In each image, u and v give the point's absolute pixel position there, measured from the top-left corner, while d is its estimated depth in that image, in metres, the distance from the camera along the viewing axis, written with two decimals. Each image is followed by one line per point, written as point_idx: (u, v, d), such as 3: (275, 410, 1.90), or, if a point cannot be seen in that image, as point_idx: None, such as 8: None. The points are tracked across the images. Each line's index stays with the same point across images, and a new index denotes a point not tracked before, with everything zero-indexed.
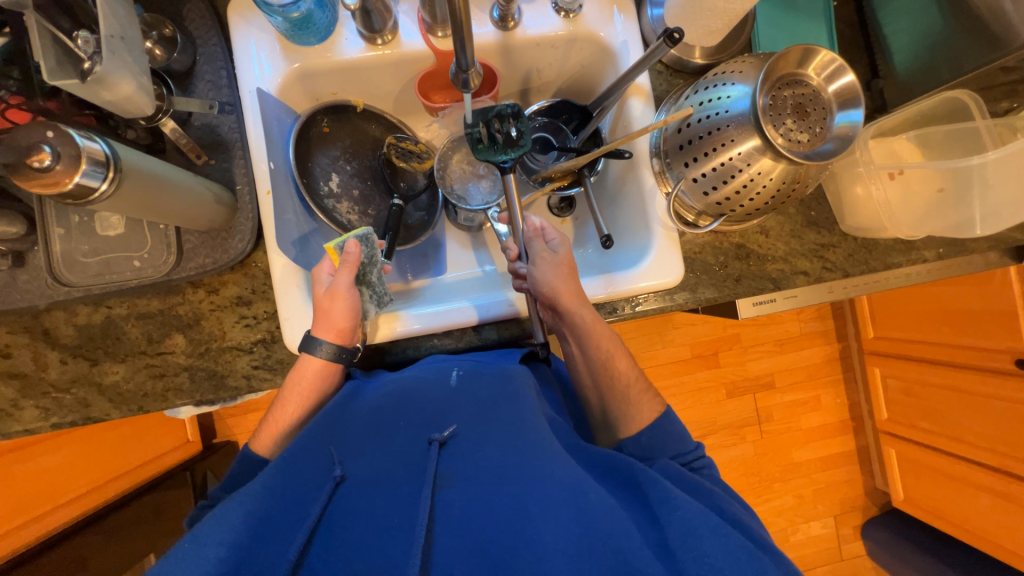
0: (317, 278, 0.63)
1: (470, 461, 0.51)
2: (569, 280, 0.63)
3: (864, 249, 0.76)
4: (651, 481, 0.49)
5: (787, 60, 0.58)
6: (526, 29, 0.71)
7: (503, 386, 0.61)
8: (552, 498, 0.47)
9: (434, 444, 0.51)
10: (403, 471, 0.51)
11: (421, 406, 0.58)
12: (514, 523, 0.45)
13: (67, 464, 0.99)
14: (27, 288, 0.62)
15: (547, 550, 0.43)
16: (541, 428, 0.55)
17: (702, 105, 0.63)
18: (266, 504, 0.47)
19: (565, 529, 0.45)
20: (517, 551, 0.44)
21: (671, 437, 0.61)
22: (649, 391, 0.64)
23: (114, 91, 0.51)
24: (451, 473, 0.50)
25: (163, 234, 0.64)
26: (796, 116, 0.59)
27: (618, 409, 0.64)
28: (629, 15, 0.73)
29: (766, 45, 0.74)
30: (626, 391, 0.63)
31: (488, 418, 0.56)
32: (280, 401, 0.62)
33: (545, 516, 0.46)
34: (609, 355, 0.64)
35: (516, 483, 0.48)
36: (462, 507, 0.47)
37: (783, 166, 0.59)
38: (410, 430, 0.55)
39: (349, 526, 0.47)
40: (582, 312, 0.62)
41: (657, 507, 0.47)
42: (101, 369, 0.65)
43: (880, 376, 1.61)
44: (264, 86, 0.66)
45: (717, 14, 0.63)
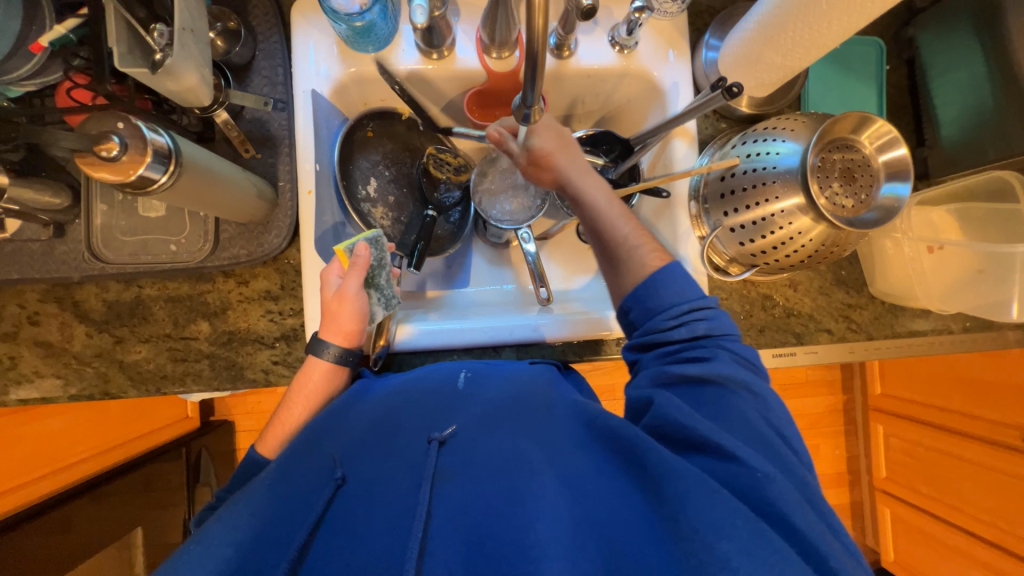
0: (325, 283, 0.63)
1: (472, 459, 0.50)
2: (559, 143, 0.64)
3: (889, 314, 0.76)
4: (650, 453, 0.46)
5: (843, 124, 0.58)
6: (580, 59, 0.72)
7: (510, 393, 0.59)
8: (547, 490, 0.47)
9: (432, 443, 0.50)
10: (403, 468, 0.50)
11: (425, 405, 0.57)
12: (509, 513, 0.45)
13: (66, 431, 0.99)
14: (64, 260, 0.63)
15: (541, 538, 0.43)
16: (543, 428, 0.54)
17: (749, 158, 0.63)
18: (266, 504, 0.48)
19: (563, 520, 0.45)
20: (511, 542, 0.43)
21: (670, 286, 0.56)
22: (653, 243, 0.60)
23: (179, 82, 0.52)
24: (449, 467, 0.49)
25: (202, 222, 0.65)
26: (843, 180, 0.59)
27: (620, 264, 0.61)
28: (682, 56, 0.74)
29: (814, 101, 0.75)
30: (619, 246, 0.61)
31: (493, 415, 0.55)
32: (288, 399, 0.62)
33: (541, 506, 0.45)
34: (604, 214, 0.62)
35: (514, 477, 0.48)
36: (457, 502, 0.47)
37: (823, 228, 0.59)
38: (410, 430, 0.54)
39: (345, 523, 0.46)
40: (572, 168, 0.63)
41: (656, 485, 0.45)
42: (124, 347, 0.66)
43: (882, 434, 1.60)
44: (318, 88, 0.67)
45: (774, 68, 0.64)
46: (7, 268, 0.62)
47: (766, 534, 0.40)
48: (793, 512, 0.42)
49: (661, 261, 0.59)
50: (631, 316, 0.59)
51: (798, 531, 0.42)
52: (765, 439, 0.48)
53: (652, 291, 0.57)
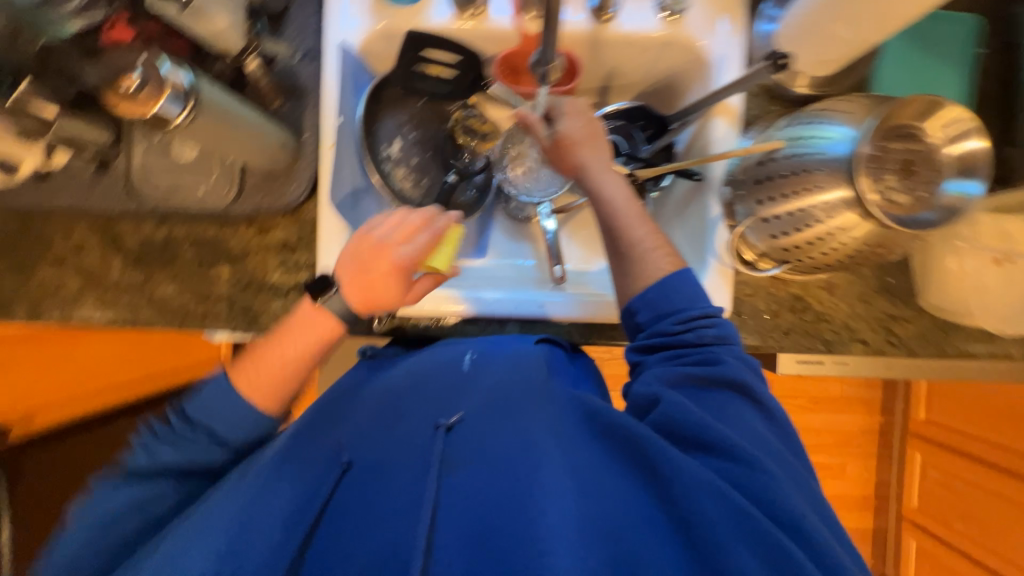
0: (391, 248, 0.54)
1: (478, 447, 0.50)
2: (586, 129, 0.61)
3: (939, 331, 0.68)
4: (658, 452, 0.46)
5: (908, 109, 0.51)
6: (621, 24, 0.67)
7: (516, 373, 0.56)
8: (553, 482, 0.46)
9: (439, 430, 0.50)
10: (409, 454, 0.50)
11: (428, 389, 0.56)
12: (514, 508, 0.45)
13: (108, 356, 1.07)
14: (106, 194, 0.68)
15: (547, 531, 0.43)
16: (546, 417, 0.52)
17: (794, 142, 0.57)
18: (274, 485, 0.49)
19: (568, 517, 0.44)
20: (518, 534, 0.43)
21: (680, 292, 0.53)
22: (668, 248, 0.56)
23: (208, 23, 0.57)
24: (454, 456, 0.49)
25: (229, 168, 0.67)
26: (898, 174, 0.53)
27: (630, 266, 0.56)
28: (737, 25, 0.67)
29: (886, 83, 0.66)
30: (634, 247, 0.56)
31: (500, 400, 0.53)
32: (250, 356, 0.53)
33: (547, 498, 0.45)
34: (621, 209, 0.57)
35: (520, 467, 0.47)
36: (465, 490, 0.47)
37: (868, 226, 0.53)
38: (415, 413, 0.54)
39: (355, 508, 0.49)
40: (596, 155, 0.60)
41: (664, 484, 0.45)
42: (154, 282, 0.70)
43: (918, 464, 1.49)
44: (347, 41, 0.67)
45: (837, 43, 0.57)
46: (59, 197, 0.68)
47: (769, 536, 0.41)
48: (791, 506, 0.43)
49: (673, 266, 0.55)
50: (637, 318, 0.55)
51: (799, 523, 0.42)
52: (771, 446, 0.47)
53: (661, 293, 0.54)
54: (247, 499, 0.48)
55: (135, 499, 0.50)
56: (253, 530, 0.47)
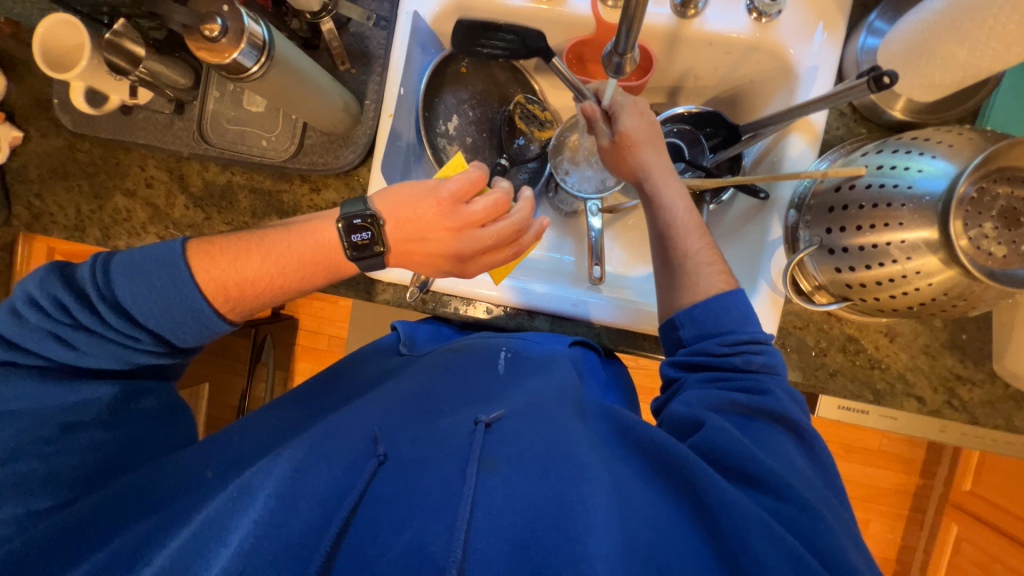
0: (467, 229, 0.55)
1: (517, 446, 0.48)
2: (649, 131, 0.60)
3: (1010, 402, 0.62)
4: (707, 482, 0.43)
5: (1022, 150, 0.46)
6: (705, 22, 0.63)
7: (549, 377, 0.57)
8: (599, 498, 0.42)
9: (479, 426, 0.48)
10: (445, 446, 0.48)
11: (465, 385, 0.57)
12: (556, 516, 0.42)
13: None
14: (178, 134, 0.71)
15: (593, 551, 0.39)
16: (580, 423, 0.51)
17: (879, 170, 0.52)
18: (311, 465, 0.46)
19: (613, 532, 0.41)
20: (560, 550, 0.40)
21: (729, 313, 0.53)
22: (721, 265, 0.56)
23: None
24: (494, 457, 0.46)
25: (292, 124, 0.69)
26: (1001, 222, 0.46)
27: (679, 279, 0.56)
28: (834, 35, 0.61)
29: (996, 121, 0.58)
30: (686, 261, 0.56)
31: (536, 404, 0.52)
32: (213, 248, 0.52)
33: (591, 513, 0.41)
34: (677, 221, 0.58)
35: (562, 477, 0.44)
36: (505, 496, 0.44)
37: (951, 274, 0.48)
38: (451, 410, 0.53)
39: (387, 501, 0.45)
40: (656, 162, 0.59)
41: (716, 520, 0.42)
42: (210, 225, 0.74)
43: (953, 535, 1.38)
44: (421, 11, 0.66)
45: (950, 66, 0.51)
46: (136, 132, 0.72)
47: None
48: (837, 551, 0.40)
49: (726, 284, 0.55)
50: (680, 332, 0.55)
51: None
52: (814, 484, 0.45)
53: (709, 313, 0.53)
54: (285, 474, 0.46)
55: (63, 398, 0.49)
56: (287, 506, 0.43)
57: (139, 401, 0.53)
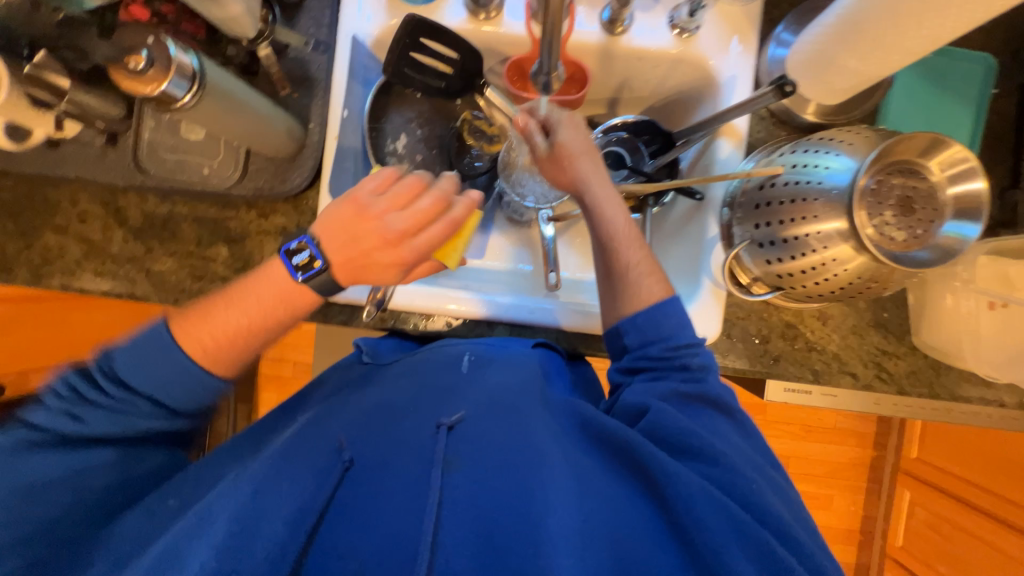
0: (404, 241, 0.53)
1: (479, 445, 0.49)
2: (586, 145, 0.61)
3: (931, 371, 0.67)
4: (655, 459, 0.47)
5: (910, 145, 0.51)
6: (633, 37, 0.67)
7: (508, 372, 0.58)
8: (556, 487, 0.46)
9: (441, 429, 0.49)
10: (409, 452, 0.49)
11: (426, 384, 0.57)
12: (518, 510, 0.45)
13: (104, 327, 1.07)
14: (111, 166, 0.68)
15: (550, 534, 0.43)
16: (540, 416, 0.53)
17: (794, 168, 0.56)
18: (274, 483, 0.46)
19: (570, 517, 0.44)
20: (521, 536, 0.43)
21: (669, 319, 0.55)
22: (658, 274, 0.57)
23: (223, 8, 0.54)
24: (458, 456, 0.48)
25: (235, 151, 0.68)
26: (898, 210, 0.52)
27: (619, 290, 0.58)
28: (748, 47, 0.67)
29: (893, 119, 0.66)
30: (627, 271, 0.57)
31: (496, 401, 0.54)
32: (190, 314, 0.51)
33: (550, 500, 0.45)
34: (618, 232, 0.58)
35: (523, 469, 0.47)
36: (469, 493, 0.46)
37: (863, 260, 0.53)
38: (414, 413, 0.53)
39: (357, 507, 0.47)
40: (597, 175, 0.60)
41: (663, 491, 0.46)
42: (153, 257, 0.71)
43: (906, 501, 1.47)
44: (360, 34, 0.68)
45: (846, 73, 0.56)
46: (65, 166, 0.68)
47: (765, 542, 0.43)
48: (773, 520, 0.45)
49: (664, 292, 0.57)
50: (624, 340, 0.57)
51: (784, 530, 0.45)
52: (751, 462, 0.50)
53: (650, 320, 0.55)
54: (246, 497, 0.44)
55: (68, 466, 0.49)
56: (252, 529, 0.43)
57: (144, 460, 0.53)
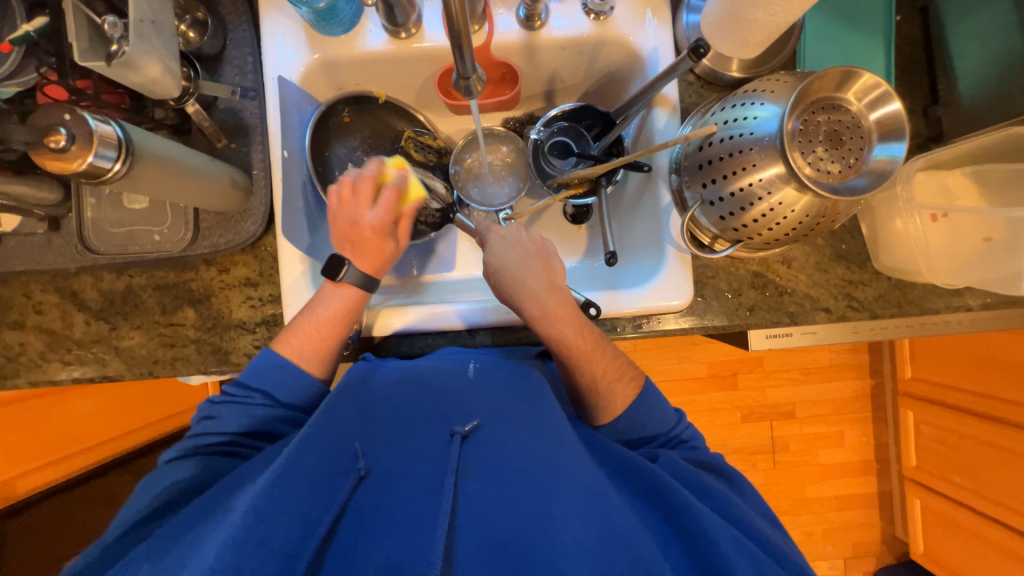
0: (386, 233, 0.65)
1: (493, 454, 0.50)
2: (521, 271, 0.63)
3: (897, 290, 0.70)
4: (677, 493, 0.49)
5: (824, 81, 0.53)
6: (552, 29, 0.69)
7: (523, 387, 0.59)
8: (574, 499, 0.47)
9: (455, 437, 0.50)
10: (424, 460, 0.50)
11: (441, 391, 0.57)
12: (535, 517, 0.46)
13: (86, 415, 1.04)
14: (59, 252, 0.67)
15: (567, 547, 0.43)
16: (560, 428, 0.54)
17: (727, 124, 0.58)
18: (293, 479, 0.44)
19: (588, 532, 0.45)
20: (536, 545, 0.44)
21: (653, 415, 0.61)
22: (624, 377, 0.61)
23: (141, 74, 0.54)
24: (473, 464, 0.49)
25: (183, 212, 0.67)
26: (828, 144, 0.54)
27: (588, 400, 0.62)
28: (663, 19, 0.69)
29: (811, 60, 0.68)
30: (594, 386, 0.61)
31: (513, 414, 0.55)
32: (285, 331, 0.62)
33: (565, 517, 0.45)
34: (572, 352, 0.60)
35: (539, 481, 0.48)
36: (484, 501, 0.47)
37: (808, 198, 0.54)
38: (430, 421, 0.54)
39: (370, 514, 0.46)
40: (536, 307, 0.61)
41: (682, 520, 0.47)
42: (119, 334, 0.70)
43: (912, 421, 1.50)
44: (286, 74, 0.68)
45: (756, 26, 0.58)
46: (10, 260, 0.66)
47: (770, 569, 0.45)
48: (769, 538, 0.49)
49: (631, 394, 0.61)
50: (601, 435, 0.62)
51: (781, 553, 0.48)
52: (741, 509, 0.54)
53: (632, 422, 0.60)
54: (262, 491, 0.43)
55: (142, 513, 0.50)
56: (266, 522, 0.41)
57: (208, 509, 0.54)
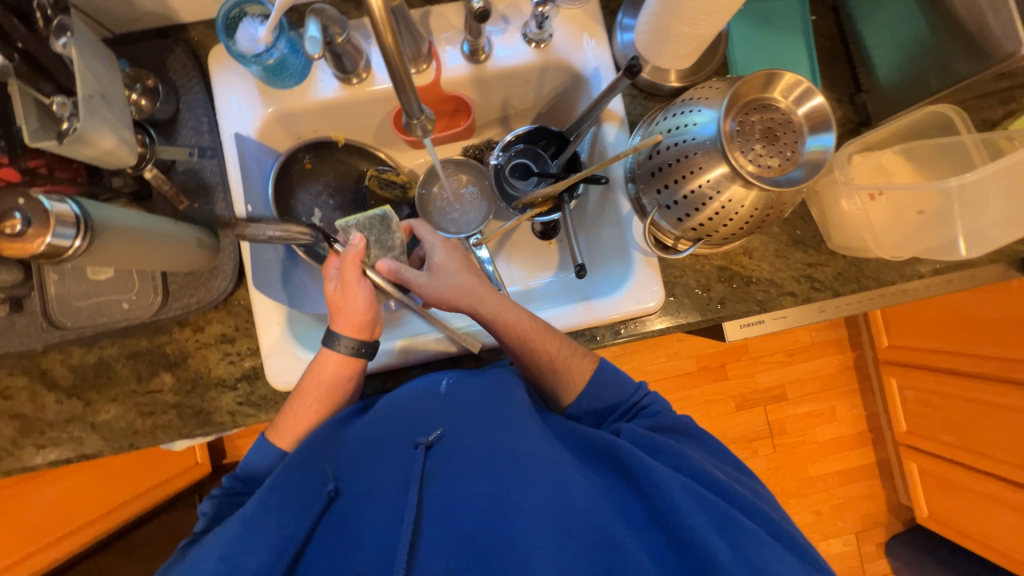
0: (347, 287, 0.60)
1: (459, 461, 0.50)
2: (472, 276, 0.64)
3: (854, 267, 0.73)
4: (632, 455, 0.48)
5: (751, 85, 0.57)
6: (496, 60, 0.72)
7: (498, 393, 0.56)
8: (538, 492, 0.46)
9: (419, 448, 0.50)
10: (392, 475, 0.50)
11: (410, 406, 0.55)
12: (498, 518, 0.45)
13: (63, 498, 0.99)
14: (24, 333, 0.65)
15: (526, 544, 0.43)
16: (530, 424, 0.53)
17: (671, 132, 0.61)
18: (262, 516, 0.47)
19: (550, 523, 0.44)
20: (500, 544, 0.44)
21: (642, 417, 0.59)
22: (581, 353, 0.62)
23: (95, 147, 0.54)
24: (437, 467, 0.49)
25: (150, 277, 0.67)
26: (765, 141, 0.57)
27: (554, 383, 0.62)
28: (600, 40, 0.73)
29: (741, 64, 0.73)
30: (553, 366, 0.60)
31: (482, 419, 0.53)
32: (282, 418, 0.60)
33: (526, 513, 0.45)
34: (527, 335, 0.60)
35: (501, 476, 0.48)
36: (447, 507, 0.46)
37: (755, 193, 0.58)
38: (397, 434, 0.53)
39: (339, 533, 0.47)
40: (486, 304, 0.62)
41: (649, 498, 0.46)
42: (95, 409, 0.68)
43: (896, 387, 1.55)
44: (243, 130, 0.69)
45: (683, 39, 0.62)
46: None
47: (756, 552, 0.42)
48: (768, 520, 0.47)
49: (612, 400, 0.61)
50: None
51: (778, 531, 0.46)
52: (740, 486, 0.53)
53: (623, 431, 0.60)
54: (233, 535, 0.46)
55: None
56: (239, 561, 0.45)
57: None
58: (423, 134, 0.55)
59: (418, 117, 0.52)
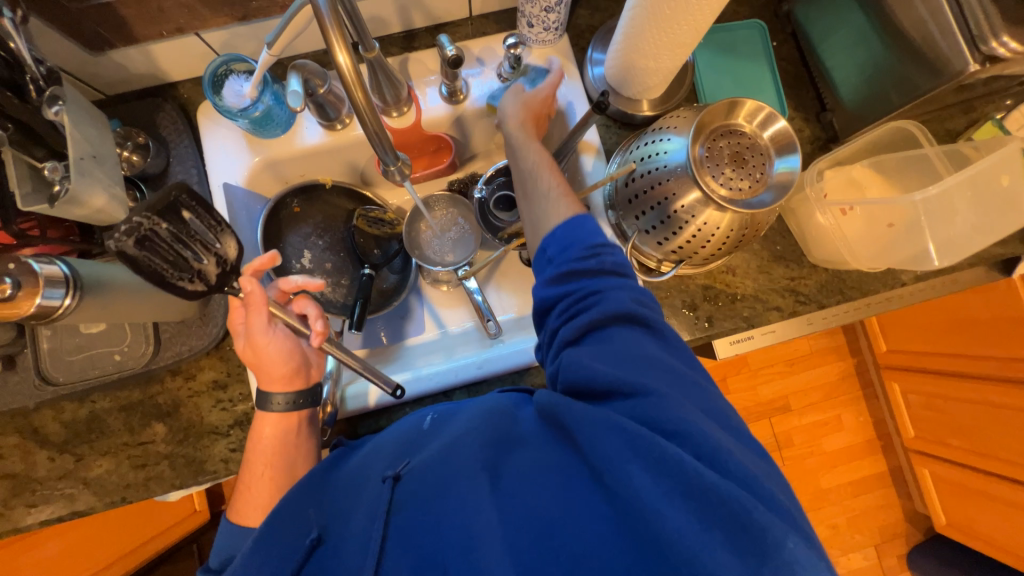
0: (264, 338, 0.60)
1: (421, 484, 0.48)
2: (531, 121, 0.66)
3: (837, 279, 0.75)
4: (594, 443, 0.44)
5: (714, 113, 0.60)
6: (474, 100, 0.75)
7: (468, 414, 0.55)
8: (496, 503, 0.43)
9: (385, 480, 0.49)
10: (363, 511, 0.49)
11: (395, 446, 0.56)
12: (457, 533, 0.43)
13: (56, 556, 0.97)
14: (16, 390, 0.65)
15: (486, 558, 0.40)
16: (493, 432, 0.50)
17: (644, 161, 0.64)
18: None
19: (513, 534, 0.41)
20: (461, 561, 0.41)
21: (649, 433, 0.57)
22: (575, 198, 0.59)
23: (86, 207, 0.56)
24: (403, 496, 0.48)
25: (142, 327, 0.67)
26: (734, 165, 0.59)
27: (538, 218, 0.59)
28: (572, 75, 0.76)
29: (708, 91, 0.76)
30: (547, 193, 0.59)
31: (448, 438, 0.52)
32: (240, 495, 0.61)
33: (483, 523, 0.42)
34: (537, 164, 0.61)
35: (459, 491, 0.45)
36: (411, 532, 0.44)
37: (729, 215, 0.59)
38: (375, 473, 0.53)
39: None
40: (519, 134, 0.64)
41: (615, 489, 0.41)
42: (87, 464, 0.67)
43: (899, 392, 1.54)
44: (231, 179, 0.72)
45: (651, 72, 0.65)
46: None
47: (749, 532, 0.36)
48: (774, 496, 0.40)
49: None
50: None
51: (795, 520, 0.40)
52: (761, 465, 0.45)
53: None
54: None
55: None
56: None
57: None
58: (403, 176, 0.56)
59: (393, 163, 0.53)
